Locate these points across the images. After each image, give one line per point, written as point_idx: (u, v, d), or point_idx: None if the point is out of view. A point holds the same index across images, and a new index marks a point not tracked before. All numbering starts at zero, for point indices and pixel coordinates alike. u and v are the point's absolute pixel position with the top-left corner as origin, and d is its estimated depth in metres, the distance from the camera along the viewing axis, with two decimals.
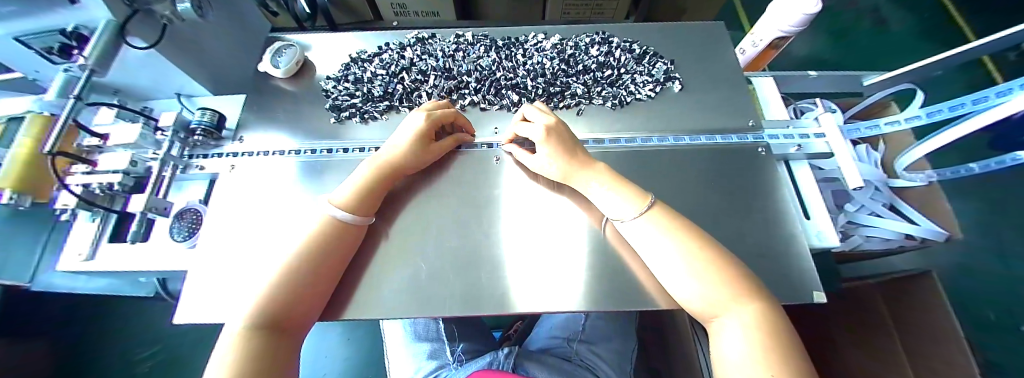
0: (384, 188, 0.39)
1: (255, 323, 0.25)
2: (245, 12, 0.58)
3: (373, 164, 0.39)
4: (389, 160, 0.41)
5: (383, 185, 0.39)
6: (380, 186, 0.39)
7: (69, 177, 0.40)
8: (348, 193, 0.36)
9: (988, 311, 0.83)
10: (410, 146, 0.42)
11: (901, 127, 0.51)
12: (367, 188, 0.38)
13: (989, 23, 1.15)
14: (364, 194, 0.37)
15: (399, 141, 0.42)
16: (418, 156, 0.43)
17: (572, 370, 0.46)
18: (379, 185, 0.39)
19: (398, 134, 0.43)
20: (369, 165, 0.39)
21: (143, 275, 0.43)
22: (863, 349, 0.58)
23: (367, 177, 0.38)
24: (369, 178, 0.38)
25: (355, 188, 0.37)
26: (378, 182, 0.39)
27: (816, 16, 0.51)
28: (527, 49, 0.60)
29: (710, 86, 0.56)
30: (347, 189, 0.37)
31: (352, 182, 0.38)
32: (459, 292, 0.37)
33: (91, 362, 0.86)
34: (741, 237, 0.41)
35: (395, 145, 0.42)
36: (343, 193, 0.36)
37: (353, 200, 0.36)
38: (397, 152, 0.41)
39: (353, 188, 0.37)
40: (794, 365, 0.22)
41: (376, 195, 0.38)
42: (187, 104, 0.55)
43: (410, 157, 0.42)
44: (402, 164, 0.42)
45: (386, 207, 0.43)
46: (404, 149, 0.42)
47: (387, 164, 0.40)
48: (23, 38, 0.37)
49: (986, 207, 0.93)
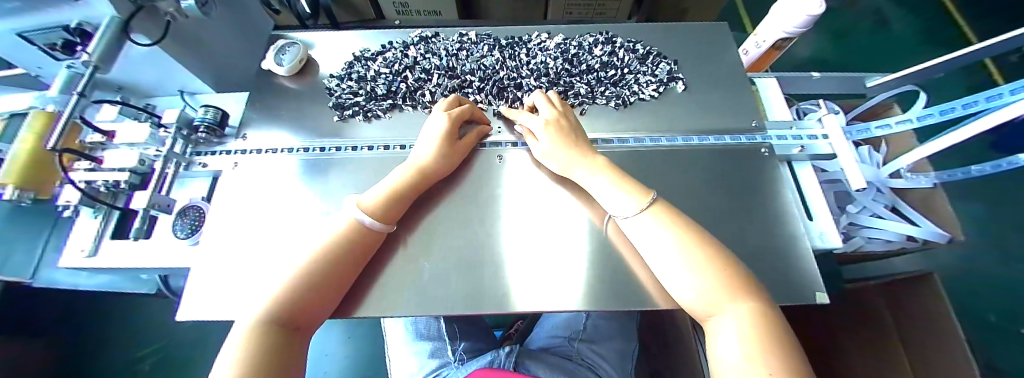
0: (412, 194, 0.40)
1: (267, 319, 0.25)
2: (250, 10, 0.58)
3: (405, 172, 0.40)
4: (419, 166, 0.41)
5: (412, 192, 0.40)
6: (409, 193, 0.39)
7: (73, 173, 0.40)
8: (376, 197, 0.37)
9: (989, 313, 0.83)
10: (437, 151, 0.42)
11: (912, 125, 0.51)
12: (395, 195, 0.38)
13: (991, 26, 1.15)
14: (392, 202, 0.37)
15: (427, 146, 0.42)
16: (446, 161, 0.43)
17: (573, 369, 0.45)
18: (409, 192, 0.39)
19: (421, 143, 0.43)
20: (400, 173, 0.40)
21: (144, 272, 0.43)
22: (867, 347, 0.58)
23: (397, 184, 0.38)
24: (399, 185, 0.38)
25: (384, 194, 0.37)
26: (407, 190, 0.39)
27: (819, 17, 0.51)
28: (531, 48, 0.60)
29: (713, 87, 0.56)
30: (377, 193, 0.37)
31: (383, 187, 0.38)
32: (462, 292, 0.37)
33: (93, 358, 0.86)
34: (745, 238, 0.41)
35: (425, 150, 0.42)
36: (372, 197, 0.36)
37: (380, 206, 0.36)
38: (429, 160, 0.42)
39: (382, 194, 0.37)
40: (791, 364, 0.22)
41: (403, 202, 0.38)
42: (190, 102, 0.55)
43: (438, 165, 0.42)
44: (431, 171, 0.42)
45: None
46: (435, 155, 0.42)
47: (417, 172, 0.40)
48: (26, 34, 0.37)
49: (986, 209, 0.93)
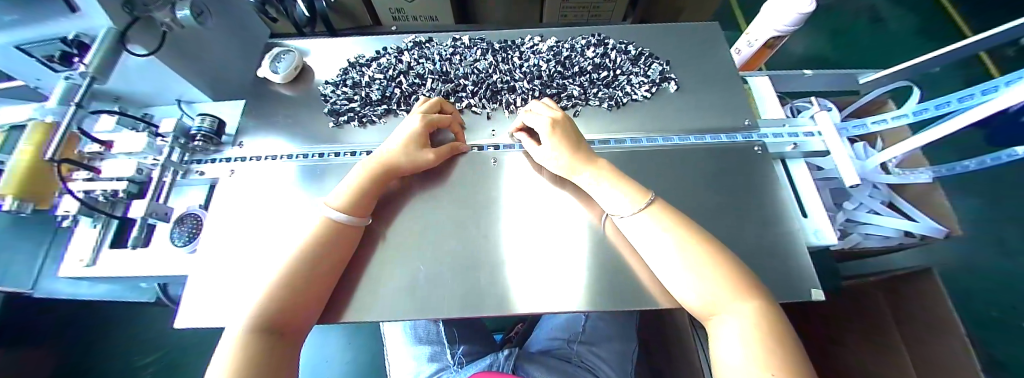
0: (377, 189, 0.39)
1: (256, 325, 0.25)
2: (245, 19, 0.59)
3: (367, 166, 0.40)
4: (384, 159, 0.41)
5: (377, 186, 0.39)
6: (375, 188, 0.39)
7: (71, 183, 0.41)
8: (342, 195, 0.37)
9: (991, 308, 0.83)
10: (405, 149, 0.42)
11: (867, 129, 0.52)
12: (360, 189, 0.38)
13: (987, 21, 1.16)
14: (359, 194, 0.37)
15: (394, 143, 0.42)
16: (412, 160, 0.43)
17: (572, 371, 0.46)
18: (373, 187, 0.39)
19: (392, 138, 0.44)
20: (363, 167, 0.39)
21: (143, 280, 0.43)
22: (868, 343, 0.56)
23: (360, 179, 0.38)
24: (363, 178, 0.38)
25: (350, 190, 0.37)
26: (372, 184, 0.39)
27: (810, 15, 0.51)
28: (524, 52, 0.60)
29: (707, 86, 0.56)
30: (342, 191, 0.37)
31: (347, 183, 0.38)
32: (461, 293, 0.37)
33: (96, 367, 0.86)
34: (740, 237, 0.41)
35: (390, 146, 0.42)
36: (338, 196, 0.37)
37: (349, 201, 0.36)
38: (392, 154, 0.42)
39: (348, 189, 0.37)
40: (793, 363, 0.22)
41: (370, 196, 0.38)
42: (187, 110, 0.55)
43: (404, 160, 0.42)
44: (395, 166, 0.41)
45: (382, 211, 0.43)
46: (400, 151, 0.42)
47: (382, 165, 0.40)
48: (24, 47, 0.38)
49: (986, 203, 0.93)
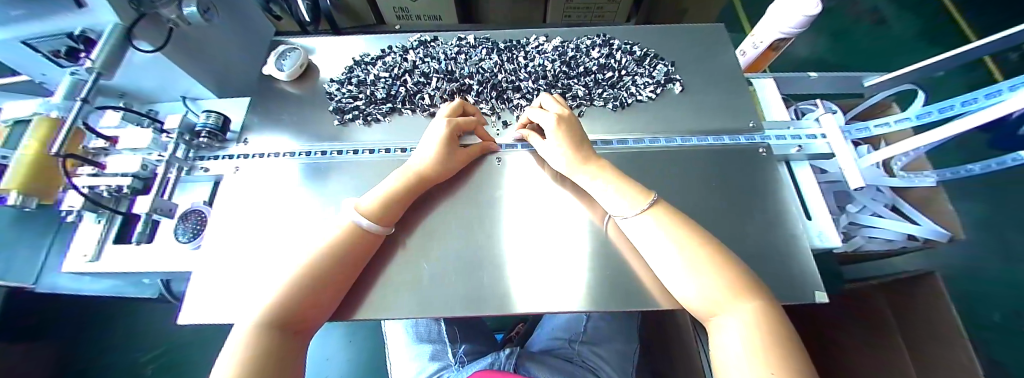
0: (410, 198, 0.40)
1: (264, 323, 0.25)
2: (250, 16, 0.59)
3: (402, 175, 0.40)
4: (419, 169, 0.41)
5: (408, 196, 0.39)
6: (409, 197, 0.39)
7: (76, 178, 0.41)
8: (374, 200, 0.37)
9: (993, 313, 0.83)
10: (438, 157, 0.42)
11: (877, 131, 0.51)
12: (393, 197, 0.38)
13: (991, 24, 1.16)
14: (391, 202, 0.37)
15: (427, 151, 0.42)
16: (443, 168, 0.43)
17: (572, 370, 0.46)
18: (406, 197, 0.39)
19: (424, 143, 0.43)
20: (398, 176, 0.39)
21: (147, 276, 0.43)
22: (877, 345, 0.56)
23: (396, 187, 0.38)
24: (399, 187, 0.39)
25: (382, 197, 0.37)
26: (406, 193, 0.39)
27: (815, 18, 0.51)
28: (529, 51, 0.60)
29: (711, 88, 0.56)
30: (375, 196, 0.37)
31: (380, 190, 0.38)
32: (461, 294, 0.37)
33: (95, 364, 0.86)
34: (743, 238, 0.41)
35: (425, 154, 0.42)
36: (370, 199, 0.37)
37: (378, 208, 0.36)
38: (427, 164, 0.42)
39: (381, 196, 0.37)
40: (795, 365, 0.22)
41: (402, 204, 0.39)
42: (193, 107, 0.55)
43: (435, 170, 0.42)
44: (427, 174, 0.42)
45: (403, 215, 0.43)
46: (433, 159, 0.42)
47: (416, 175, 0.41)
48: (31, 42, 0.38)
49: (988, 208, 0.93)
